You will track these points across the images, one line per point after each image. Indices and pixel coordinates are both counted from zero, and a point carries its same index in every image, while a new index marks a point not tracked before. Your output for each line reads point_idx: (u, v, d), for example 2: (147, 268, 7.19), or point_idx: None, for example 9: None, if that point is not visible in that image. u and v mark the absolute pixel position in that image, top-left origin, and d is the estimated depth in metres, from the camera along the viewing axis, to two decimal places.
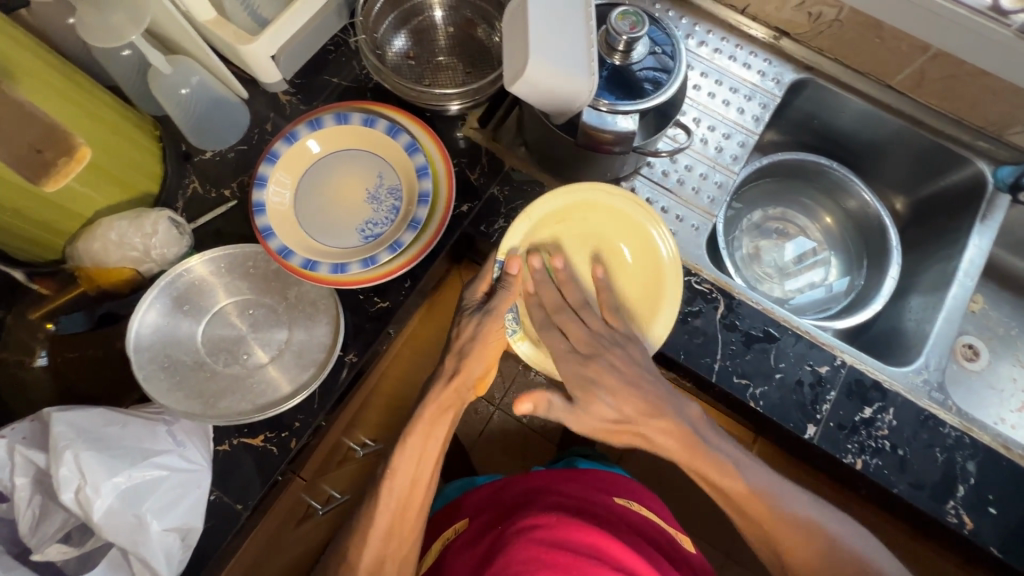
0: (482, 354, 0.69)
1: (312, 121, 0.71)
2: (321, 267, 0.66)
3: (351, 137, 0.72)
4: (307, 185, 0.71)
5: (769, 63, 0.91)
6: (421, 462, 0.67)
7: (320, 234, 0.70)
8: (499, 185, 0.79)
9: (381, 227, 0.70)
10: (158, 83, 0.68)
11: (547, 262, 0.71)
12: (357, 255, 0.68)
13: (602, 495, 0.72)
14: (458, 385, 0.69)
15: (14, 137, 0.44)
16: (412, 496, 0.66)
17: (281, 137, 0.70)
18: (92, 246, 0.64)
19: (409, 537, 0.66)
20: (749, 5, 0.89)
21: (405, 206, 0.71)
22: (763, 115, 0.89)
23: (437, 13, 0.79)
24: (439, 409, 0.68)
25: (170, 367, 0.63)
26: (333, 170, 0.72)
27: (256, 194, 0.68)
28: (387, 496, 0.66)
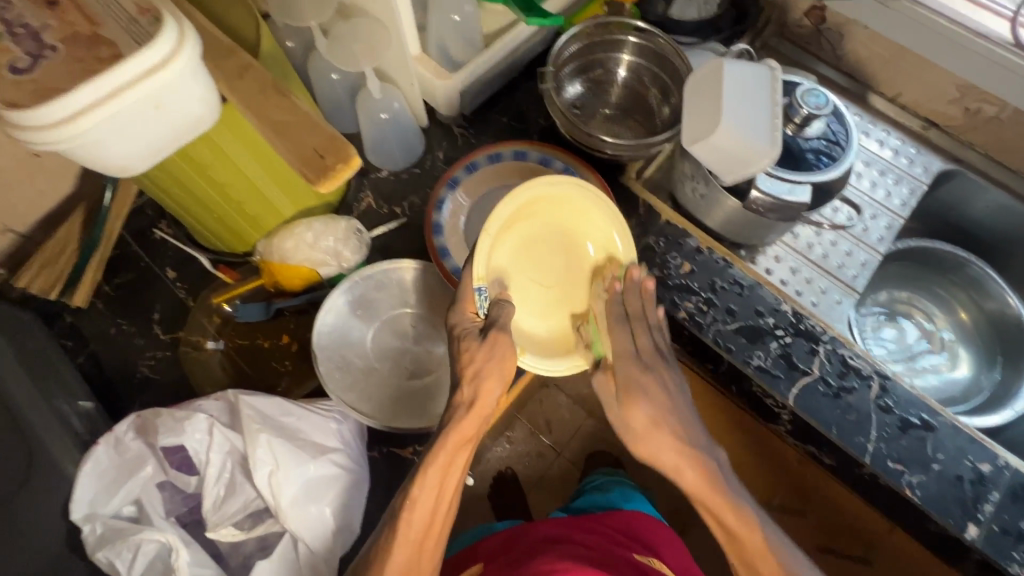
0: (502, 374, 0.61)
1: (492, 155, 0.76)
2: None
3: (524, 174, 0.76)
4: (480, 212, 0.75)
5: (916, 151, 0.92)
6: (439, 496, 0.58)
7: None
8: (653, 235, 0.80)
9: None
10: (363, 104, 0.74)
11: (515, 262, 0.66)
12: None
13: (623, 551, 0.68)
14: (480, 411, 0.60)
15: (303, 143, 0.49)
16: (426, 537, 0.57)
17: (463, 166, 0.75)
18: (285, 244, 0.68)
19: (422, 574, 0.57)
20: (901, 94, 0.92)
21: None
22: (910, 200, 0.90)
23: (617, 71, 0.84)
24: (453, 441, 0.59)
25: (343, 368, 0.66)
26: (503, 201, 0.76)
27: (435, 215, 0.72)
28: (403, 529, 0.56)
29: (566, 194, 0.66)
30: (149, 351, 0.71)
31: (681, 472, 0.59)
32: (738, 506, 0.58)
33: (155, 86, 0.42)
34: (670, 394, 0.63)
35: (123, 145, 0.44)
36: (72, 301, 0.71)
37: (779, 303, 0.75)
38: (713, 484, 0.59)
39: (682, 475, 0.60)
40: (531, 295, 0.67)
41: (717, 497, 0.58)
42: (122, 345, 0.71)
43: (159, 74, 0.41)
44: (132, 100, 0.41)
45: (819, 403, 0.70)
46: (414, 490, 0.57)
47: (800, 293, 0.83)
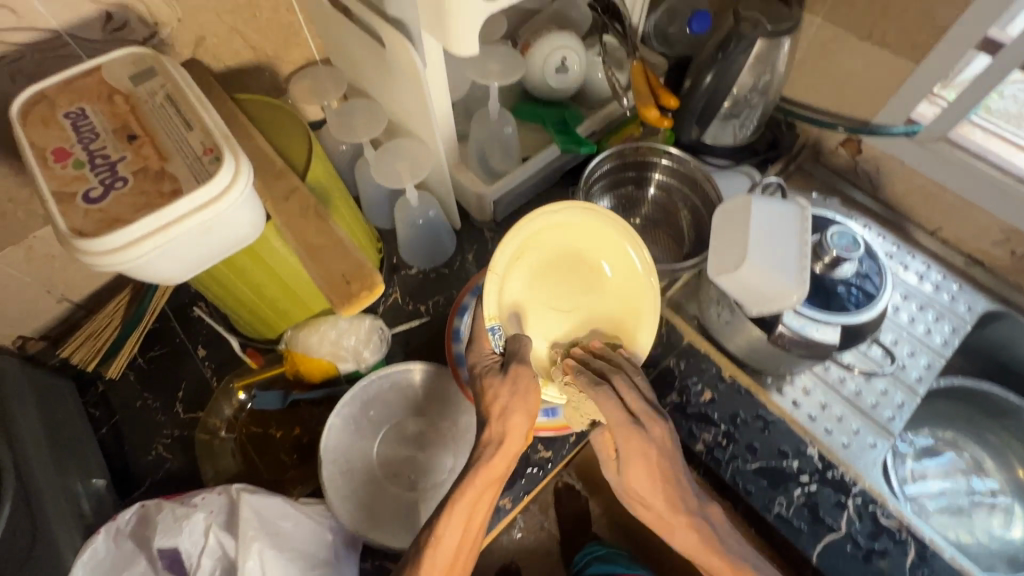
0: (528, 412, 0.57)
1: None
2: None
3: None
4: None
5: (959, 288, 0.89)
6: (466, 527, 0.53)
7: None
8: (676, 357, 0.78)
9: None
10: (402, 210, 0.77)
11: (529, 291, 0.67)
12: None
13: None
14: (509, 448, 0.55)
15: (333, 269, 0.51)
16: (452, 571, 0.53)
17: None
18: (309, 339, 0.70)
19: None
20: (941, 229, 0.90)
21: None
22: (952, 340, 0.85)
23: (647, 189, 0.87)
24: (484, 479, 0.54)
25: (346, 473, 0.65)
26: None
27: (456, 322, 0.73)
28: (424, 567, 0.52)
29: (573, 223, 0.68)
30: (167, 429, 0.73)
31: (668, 531, 0.55)
32: (742, 574, 0.52)
33: (206, 217, 0.45)
34: (670, 451, 0.57)
35: (175, 264, 0.48)
36: (106, 373, 0.74)
37: (804, 445, 0.72)
38: (704, 541, 0.53)
39: (672, 533, 0.55)
40: (548, 321, 0.67)
41: (716, 560, 0.52)
42: (143, 420, 0.73)
43: (213, 206, 0.45)
44: (186, 227, 0.45)
45: (846, 565, 0.64)
46: (447, 520, 0.53)
47: (830, 431, 0.77)
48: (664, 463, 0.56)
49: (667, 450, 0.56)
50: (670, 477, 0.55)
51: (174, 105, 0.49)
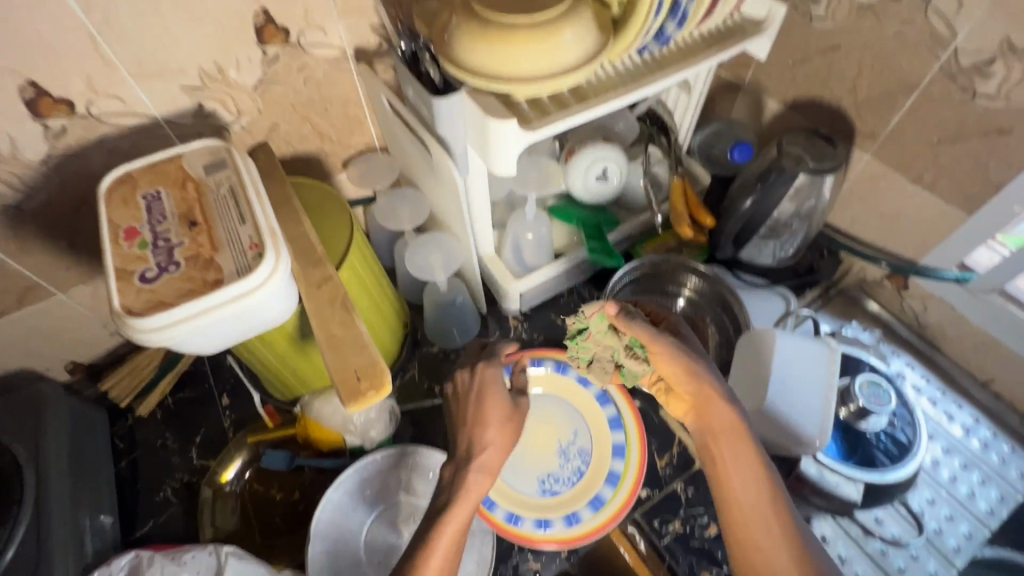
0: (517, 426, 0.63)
1: (541, 360, 0.80)
2: (496, 509, 0.70)
3: (557, 385, 0.79)
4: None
5: (1011, 451, 0.82)
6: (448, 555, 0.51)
7: (508, 464, 0.74)
8: (685, 482, 0.75)
9: (563, 484, 0.73)
10: (431, 295, 0.82)
11: (519, 48, 0.54)
12: (534, 514, 0.71)
13: None
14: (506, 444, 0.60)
15: (347, 361, 0.54)
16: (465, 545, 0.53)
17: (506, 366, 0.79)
18: (323, 407, 0.72)
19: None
20: (993, 380, 0.84)
21: (589, 476, 0.73)
22: (999, 508, 0.78)
23: (676, 298, 0.86)
24: (494, 441, 0.60)
25: (332, 556, 0.65)
26: (536, 409, 0.78)
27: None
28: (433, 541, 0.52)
29: None
30: (179, 473, 0.76)
31: (705, 409, 0.58)
32: (756, 451, 0.55)
33: (236, 307, 0.49)
34: (716, 378, 0.59)
35: (205, 341, 0.52)
36: (138, 409, 0.79)
37: None
38: (751, 443, 0.56)
39: (711, 407, 0.58)
40: (502, 56, 0.54)
41: (740, 470, 0.55)
42: (160, 462, 0.77)
43: (243, 299, 0.49)
44: (220, 312, 0.48)
45: None
46: (460, 486, 0.56)
47: None
48: (713, 389, 0.58)
49: (723, 396, 0.57)
50: (701, 365, 0.59)
51: (235, 199, 0.54)
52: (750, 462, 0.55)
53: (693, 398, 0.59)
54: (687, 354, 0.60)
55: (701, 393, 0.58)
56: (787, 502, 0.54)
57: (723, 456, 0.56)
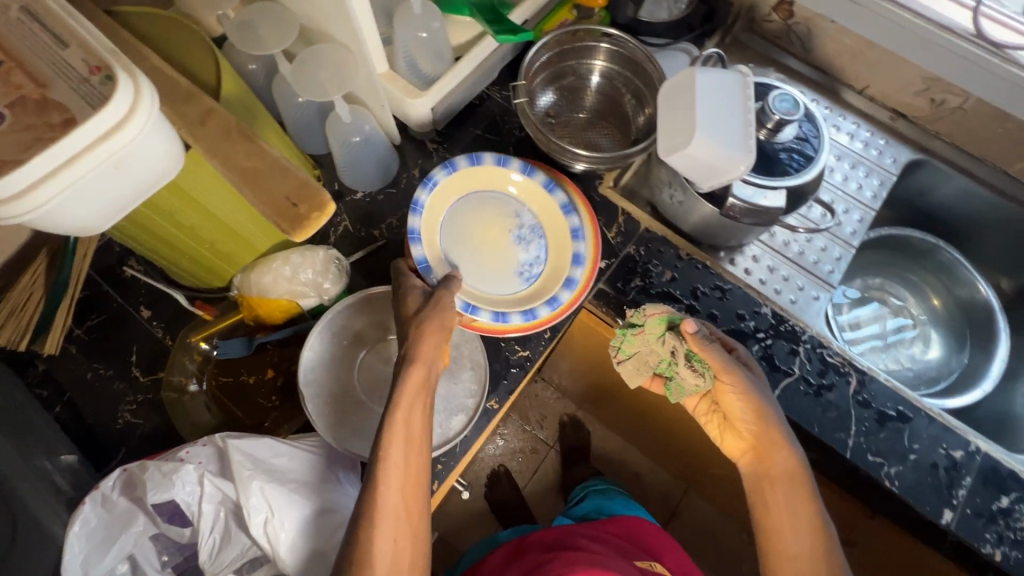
0: (444, 315, 0.62)
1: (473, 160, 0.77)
2: (513, 318, 0.70)
3: (486, 182, 0.78)
4: (454, 224, 0.76)
5: (885, 143, 0.95)
6: (393, 530, 0.54)
7: (479, 270, 0.75)
8: (636, 244, 0.79)
9: (534, 267, 0.76)
10: (334, 128, 0.72)
11: None
12: (537, 299, 0.73)
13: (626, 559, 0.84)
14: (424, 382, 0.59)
15: (273, 191, 0.48)
16: (413, 469, 0.56)
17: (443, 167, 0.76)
18: (263, 278, 0.67)
19: (417, 521, 0.56)
20: (868, 86, 0.94)
21: (556, 249, 0.77)
22: (881, 192, 0.92)
23: (589, 78, 0.84)
24: (414, 408, 0.58)
25: (331, 403, 0.64)
26: (472, 212, 0.77)
27: (416, 250, 0.71)
28: (380, 477, 0.55)
29: None
30: (130, 396, 0.69)
31: (768, 453, 0.66)
32: (807, 482, 0.65)
33: (113, 149, 0.40)
34: (783, 426, 0.66)
35: (91, 206, 0.42)
36: (42, 349, 0.68)
37: (760, 305, 0.77)
38: (806, 477, 0.65)
39: (772, 454, 0.66)
40: None
41: (785, 491, 0.65)
42: (102, 391, 0.69)
43: (116, 136, 0.39)
44: (97, 160, 0.39)
45: (801, 401, 0.72)
46: (393, 441, 0.56)
47: (779, 291, 0.84)
48: (776, 437, 0.66)
49: (789, 445, 0.65)
50: (770, 419, 0.66)
51: (38, 18, 0.41)
52: (801, 493, 0.65)
53: (750, 429, 0.67)
54: (757, 398, 0.66)
55: (764, 436, 0.66)
56: (833, 542, 0.63)
57: (774, 490, 0.65)
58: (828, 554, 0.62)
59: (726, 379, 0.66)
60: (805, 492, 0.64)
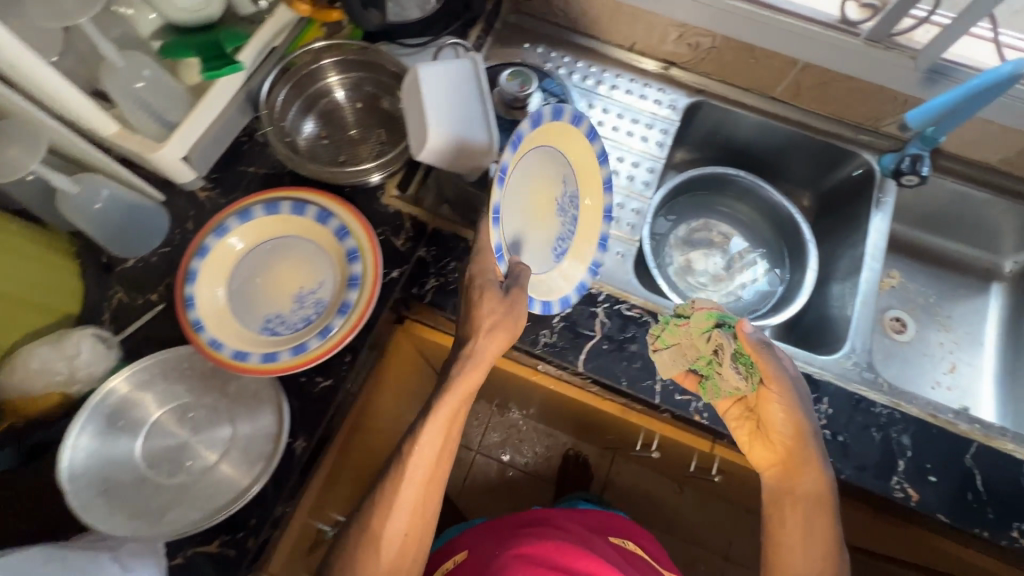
0: (510, 332, 0.68)
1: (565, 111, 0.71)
2: (575, 296, 0.75)
3: (574, 144, 0.73)
4: (511, 193, 0.69)
5: (663, 92, 0.99)
6: (409, 515, 0.66)
7: (559, 237, 0.76)
8: (426, 246, 0.79)
9: (568, 241, 0.77)
10: (67, 204, 0.68)
11: None
12: (569, 276, 0.77)
13: (601, 536, 0.88)
14: (461, 391, 0.68)
15: None
16: (438, 468, 0.68)
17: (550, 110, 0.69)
18: (11, 379, 0.62)
19: (427, 509, 0.68)
20: (635, 43, 0.98)
21: (585, 224, 0.79)
22: (665, 140, 0.97)
23: (336, 96, 0.83)
24: (443, 412, 0.67)
25: (108, 490, 0.61)
26: (531, 174, 0.71)
27: (493, 236, 0.64)
28: (410, 467, 0.66)
29: None
30: None
31: (798, 472, 0.67)
32: (830, 499, 0.66)
33: None
34: (818, 442, 0.67)
35: None
36: None
37: None
38: (828, 494, 0.66)
39: (804, 473, 0.66)
40: None
41: (807, 508, 0.66)
42: None
43: None
44: None
45: (606, 359, 0.74)
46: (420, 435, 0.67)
47: None
48: (811, 457, 0.66)
49: (824, 464, 0.66)
50: (811, 437, 0.67)
51: None
52: (819, 510, 0.65)
53: (781, 445, 0.68)
54: (796, 413, 0.67)
55: (798, 454, 0.67)
56: (844, 564, 0.65)
57: (799, 506, 0.66)
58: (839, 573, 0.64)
59: (773, 391, 0.67)
60: (829, 505, 0.66)
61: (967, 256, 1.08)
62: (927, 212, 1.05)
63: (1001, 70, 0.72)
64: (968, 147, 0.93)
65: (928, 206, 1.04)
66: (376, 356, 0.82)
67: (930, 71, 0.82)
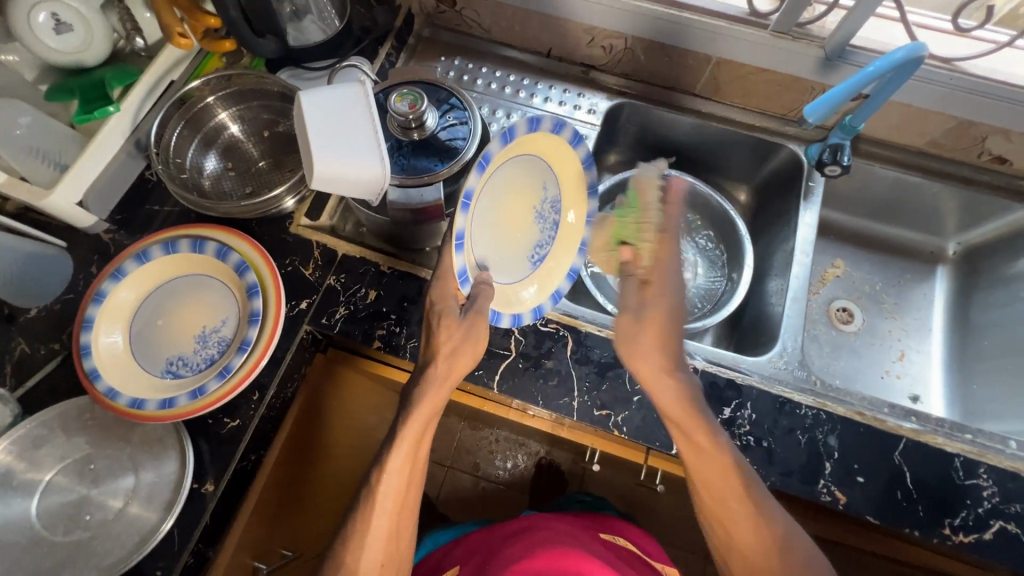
0: (472, 352, 0.67)
1: (555, 124, 0.70)
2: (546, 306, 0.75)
3: (559, 156, 0.74)
4: (482, 210, 0.67)
5: (583, 97, 0.97)
6: (380, 538, 0.62)
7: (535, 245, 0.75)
8: (336, 273, 0.78)
9: (547, 248, 0.76)
10: None
11: None
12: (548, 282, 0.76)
13: (592, 535, 0.81)
14: (434, 397, 0.65)
15: None
16: (408, 495, 0.65)
17: (528, 120, 0.65)
18: None
19: (404, 539, 0.65)
20: (551, 49, 0.96)
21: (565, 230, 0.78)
22: (586, 146, 0.95)
23: (230, 129, 0.81)
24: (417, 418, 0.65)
25: (2, 554, 0.60)
26: (509, 181, 0.70)
27: (458, 260, 0.63)
28: (384, 497, 0.63)
29: None
30: None
31: (694, 442, 0.62)
32: (734, 470, 0.61)
33: None
34: (699, 404, 0.64)
35: None
36: None
37: None
38: (733, 466, 0.62)
39: (698, 441, 0.62)
40: None
41: (719, 484, 0.61)
42: None
43: None
44: None
45: (522, 379, 0.72)
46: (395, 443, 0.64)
47: None
48: (697, 418, 0.63)
49: (709, 426, 0.62)
50: (699, 407, 0.64)
51: None
52: (728, 481, 0.61)
53: (666, 409, 0.64)
54: (671, 370, 0.64)
55: (688, 420, 0.63)
56: (785, 534, 0.60)
57: (707, 478, 0.62)
58: (774, 544, 0.60)
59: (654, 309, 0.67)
60: (748, 472, 0.62)
61: (910, 240, 1.05)
62: (864, 199, 1.03)
63: (897, 55, 0.69)
64: (893, 131, 0.92)
65: (865, 193, 1.02)
66: (298, 386, 0.80)
67: (840, 58, 0.81)
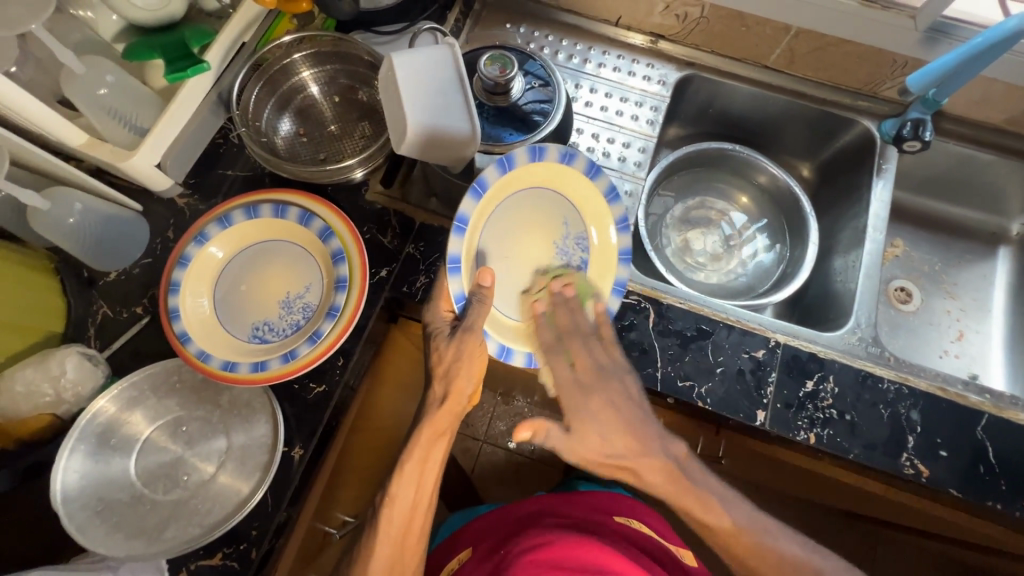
0: (471, 372, 0.68)
1: (533, 151, 0.69)
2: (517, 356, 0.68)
3: (561, 178, 0.71)
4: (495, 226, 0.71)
5: (652, 67, 0.96)
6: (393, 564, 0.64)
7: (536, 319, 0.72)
8: (414, 242, 0.77)
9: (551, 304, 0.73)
10: (40, 221, 0.66)
11: None
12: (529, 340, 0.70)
13: (605, 516, 0.79)
14: (450, 406, 0.68)
15: None
16: (413, 522, 0.66)
17: (495, 165, 0.68)
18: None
19: (408, 567, 0.66)
20: (621, 17, 0.94)
21: (596, 270, 0.72)
22: (655, 118, 0.94)
23: (309, 92, 0.81)
24: (433, 428, 0.68)
25: (104, 510, 0.61)
26: (523, 209, 0.72)
27: (453, 285, 0.67)
28: (386, 523, 0.65)
29: None
30: None
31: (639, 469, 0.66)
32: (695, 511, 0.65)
33: None
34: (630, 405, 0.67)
35: None
36: None
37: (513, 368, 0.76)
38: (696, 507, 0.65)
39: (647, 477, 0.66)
40: None
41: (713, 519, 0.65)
42: None
43: None
44: None
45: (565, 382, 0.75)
46: (410, 448, 0.67)
47: None
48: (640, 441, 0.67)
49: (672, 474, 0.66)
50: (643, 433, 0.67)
51: None
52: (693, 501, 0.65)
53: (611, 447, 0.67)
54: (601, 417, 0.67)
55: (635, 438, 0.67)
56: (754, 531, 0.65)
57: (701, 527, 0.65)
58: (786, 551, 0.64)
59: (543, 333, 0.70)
60: (762, 529, 0.65)
61: (972, 220, 1.04)
62: (930, 177, 1.01)
63: (1007, 25, 0.69)
64: (972, 107, 0.90)
65: (933, 170, 1.00)
66: (371, 354, 0.80)
67: (930, 30, 0.79)
